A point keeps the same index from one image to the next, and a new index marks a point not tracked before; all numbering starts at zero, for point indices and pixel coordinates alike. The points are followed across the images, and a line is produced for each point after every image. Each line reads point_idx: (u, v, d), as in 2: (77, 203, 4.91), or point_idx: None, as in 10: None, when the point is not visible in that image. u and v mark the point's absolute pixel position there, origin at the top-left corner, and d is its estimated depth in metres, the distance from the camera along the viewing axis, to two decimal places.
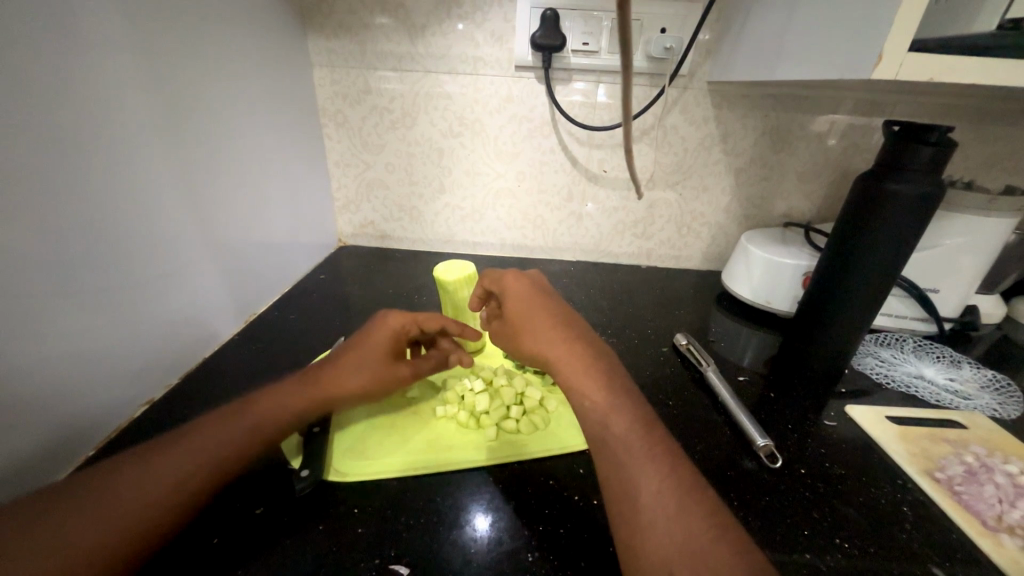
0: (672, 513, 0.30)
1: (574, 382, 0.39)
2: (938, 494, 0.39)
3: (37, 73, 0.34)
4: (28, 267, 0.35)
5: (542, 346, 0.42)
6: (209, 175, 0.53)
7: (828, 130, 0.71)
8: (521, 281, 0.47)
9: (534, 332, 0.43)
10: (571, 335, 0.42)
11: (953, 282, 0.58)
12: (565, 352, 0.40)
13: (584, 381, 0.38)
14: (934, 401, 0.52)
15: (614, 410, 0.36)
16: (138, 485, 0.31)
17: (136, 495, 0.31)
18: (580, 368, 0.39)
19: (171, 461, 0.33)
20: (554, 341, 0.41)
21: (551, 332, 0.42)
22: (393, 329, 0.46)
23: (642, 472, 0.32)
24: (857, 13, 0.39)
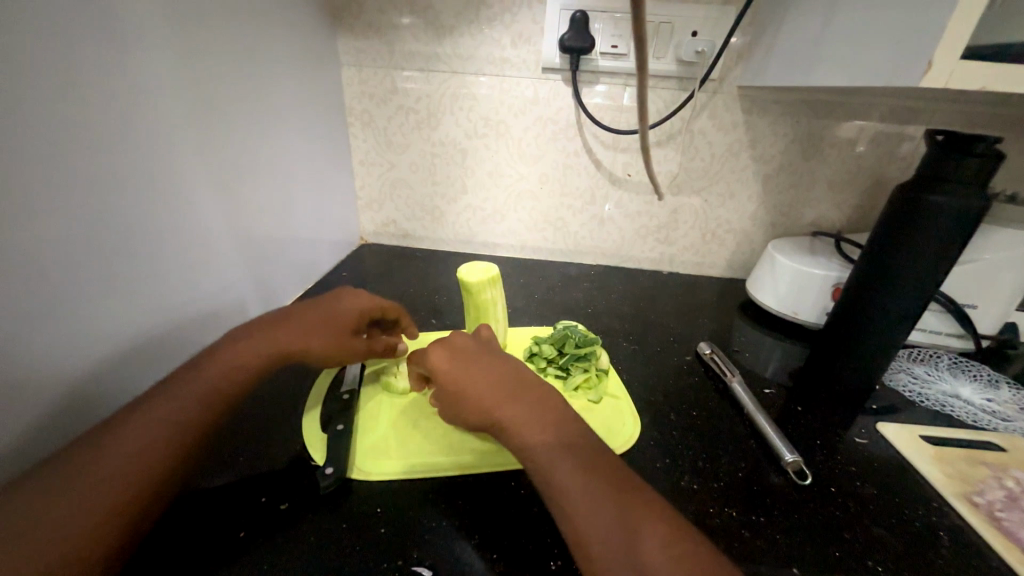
0: (623, 552, 0.29)
1: (508, 423, 0.38)
2: (977, 519, 0.38)
3: (77, 69, 0.35)
4: (66, 258, 0.36)
5: (477, 398, 0.40)
6: (238, 171, 0.54)
7: (862, 138, 0.69)
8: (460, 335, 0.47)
9: (469, 380, 0.41)
10: (503, 374, 0.42)
11: (992, 298, 0.56)
12: (503, 399, 0.39)
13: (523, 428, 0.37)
14: (970, 421, 0.50)
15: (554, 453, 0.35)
16: (107, 459, 0.31)
17: (109, 468, 0.31)
18: (518, 413, 0.38)
19: (134, 433, 0.32)
20: (486, 382, 0.41)
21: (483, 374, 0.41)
22: (363, 305, 0.49)
23: (591, 516, 0.31)
24: (902, 20, 0.38)
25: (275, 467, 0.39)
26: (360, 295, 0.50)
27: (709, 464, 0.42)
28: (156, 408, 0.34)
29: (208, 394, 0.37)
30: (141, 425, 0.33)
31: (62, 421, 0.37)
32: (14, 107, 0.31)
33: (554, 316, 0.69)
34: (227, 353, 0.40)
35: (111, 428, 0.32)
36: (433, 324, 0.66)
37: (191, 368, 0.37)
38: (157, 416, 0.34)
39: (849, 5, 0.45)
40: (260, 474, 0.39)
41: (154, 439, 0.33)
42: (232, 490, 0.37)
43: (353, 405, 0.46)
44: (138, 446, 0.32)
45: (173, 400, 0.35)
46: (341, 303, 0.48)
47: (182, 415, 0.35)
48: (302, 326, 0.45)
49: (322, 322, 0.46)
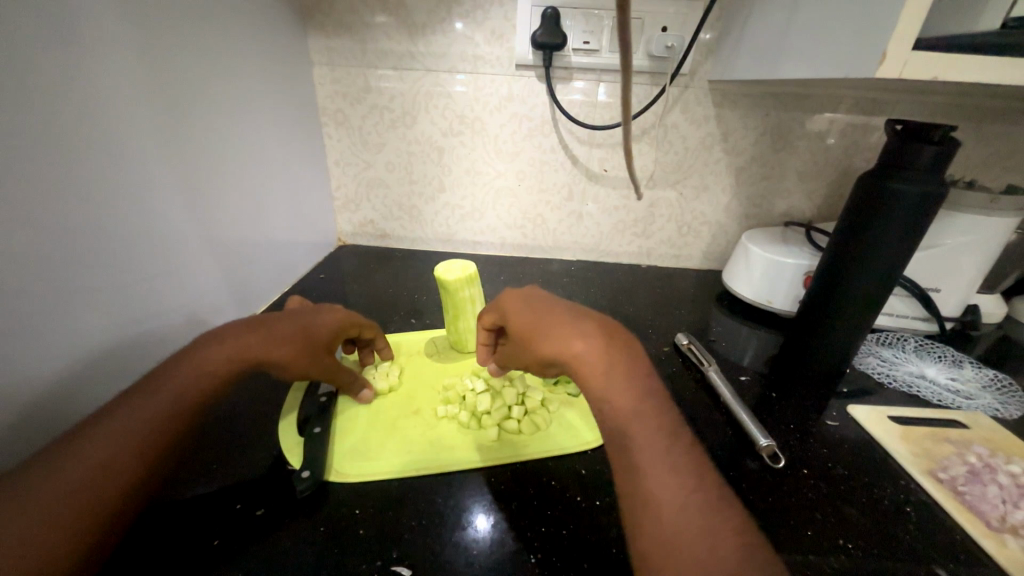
0: (691, 511, 0.29)
1: (591, 376, 0.37)
2: (941, 494, 0.39)
3: (36, 72, 0.34)
4: (24, 267, 0.34)
5: (562, 347, 0.38)
6: (209, 175, 0.53)
7: (829, 130, 0.71)
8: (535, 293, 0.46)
9: (551, 331, 0.40)
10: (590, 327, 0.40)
11: (954, 281, 0.58)
12: (588, 352, 0.38)
13: (608, 381, 0.36)
14: (936, 401, 0.51)
15: (638, 413, 0.34)
16: (68, 473, 0.30)
17: (72, 483, 0.29)
18: (603, 367, 0.37)
19: (97, 445, 0.31)
20: (569, 334, 0.39)
21: (562, 328, 0.40)
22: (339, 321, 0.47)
23: (664, 472, 0.31)
24: (860, 14, 0.39)
25: (251, 474, 0.39)
26: (338, 310, 0.48)
27: None
28: (125, 417, 0.33)
29: (176, 402, 0.35)
30: (108, 436, 0.32)
31: (22, 434, 0.36)
32: None
33: None
34: (195, 360, 0.38)
35: (77, 440, 0.31)
36: (413, 324, 0.66)
37: (158, 375, 0.36)
38: (124, 426, 0.33)
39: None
40: (234, 482, 0.38)
41: (121, 450, 0.32)
42: (206, 499, 0.36)
43: (330, 409, 0.45)
44: (101, 458, 0.31)
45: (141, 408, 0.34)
46: (318, 316, 0.46)
47: (149, 425, 0.34)
48: (276, 333, 0.42)
49: (295, 331, 0.43)
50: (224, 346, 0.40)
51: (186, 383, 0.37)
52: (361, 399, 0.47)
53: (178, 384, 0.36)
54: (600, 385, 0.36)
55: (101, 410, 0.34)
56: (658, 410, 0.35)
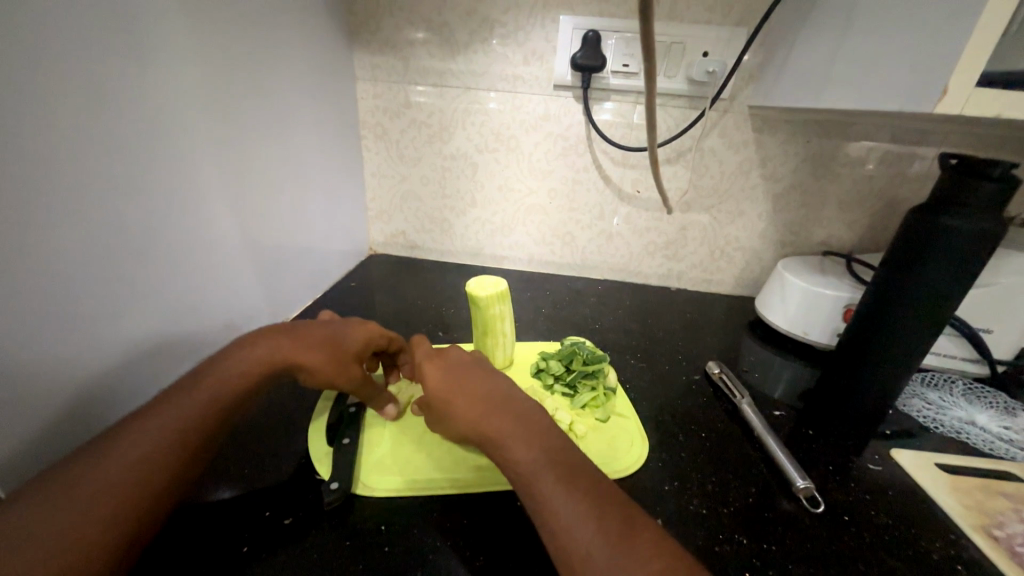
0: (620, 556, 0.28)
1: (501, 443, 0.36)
2: (994, 553, 0.37)
3: (101, 84, 0.36)
4: (81, 265, 0.36)
5: (469, 412, 0.39)
6: (253, 183, 0.55)
7: (874, 159, 0.69)
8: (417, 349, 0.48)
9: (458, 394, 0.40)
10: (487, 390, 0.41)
11: (1009, 323, 0.55)
12: (493, 414, 0.38)
13: (509, 438, 0.36)
14: (987, 450, 0.48)
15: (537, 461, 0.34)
16: (105, 469, 0.31)
17: (109, 477, 0.31)
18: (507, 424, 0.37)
19: (132, 443, 0.32)
20: (473, 401, 0.40)
21: (465, 395, 0.41)
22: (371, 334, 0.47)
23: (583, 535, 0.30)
24: (915, 47, 0.38)
25: (280, 481, 0.39)
26: (372, 325, 0.49)
27: (718, 488, 0.42)
28: (161, 416, 0.34)
29: (208, 404, 0.36)
30: (145, 434, 0.33)
31: (70, 428, 0.37)
32: (38, 121, 0.32)
33: (560, 331, 0.69)
34: (230, 364, 0.39)
35: (117, 436, 0.33)
36: (440, 337, 0.66)
37: (195, 376, 0.38)
38: (161, 426, 0.34)
39: (862, 30, 0.45)
40: (264, 487, 0.39)
41: (157, 449, 0.33)
42: (236, 504, 0.37)
43: (357, 418, 0.45)
44: (137, 455, 0.32)
45: (177, 409, 0.35)
46: (352, 328, 0.47)
47: (182, 424, 0.35)
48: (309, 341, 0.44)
49: (326, 341, 0.44)
50: (259, 349, 0.41)
51: (220, 386, 0.38)
52: (384, 414, 0.46)
53: (213, 388, 0.37)
54: (506, 443, 0.36)
55: (140, 409, 0.35)
56: (561, 453, 0.35)
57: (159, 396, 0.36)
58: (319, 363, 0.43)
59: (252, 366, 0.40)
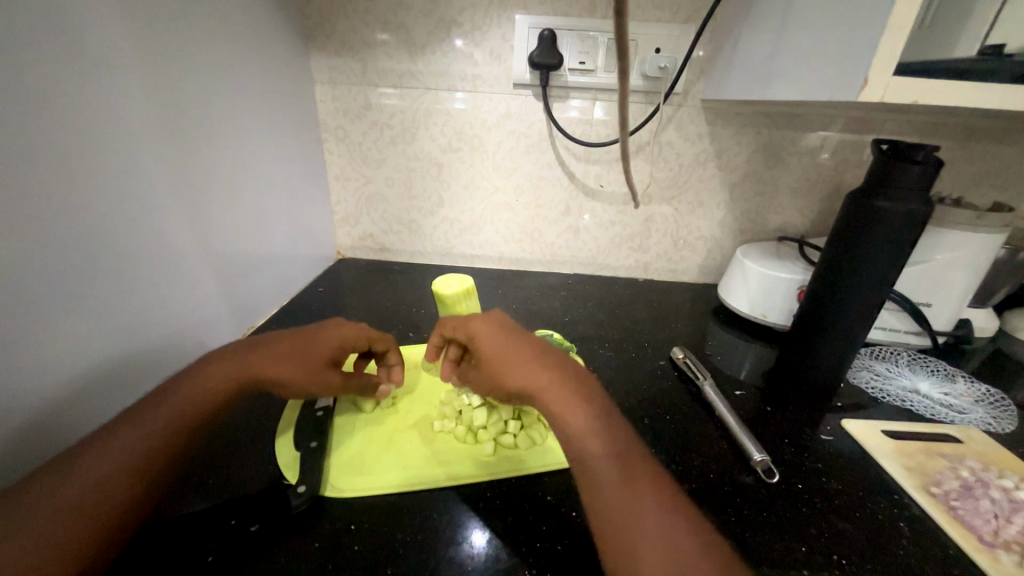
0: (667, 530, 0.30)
1: (558, 412, 0.37)
2: (933, 508, 0.40)
3: (45, 92, 0.35)
4: (32, 280, 0.35)
5: (525, 379, 0.40)
6: (211, 190, 0.54)
7: (820, 147, 0.72)
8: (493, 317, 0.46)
9: (515, 362, 0.41)
10: (554, 361, 0.41)
11: (946, 296, 0.58)
12: (551, 382, 0.39)
13: (568, 410, 0.37)
14: (929, 415, 0.52)
15: (595, 435, 0.35)
16: (63, 493, 0.30)
17: (73, 493, 0.30)
18: (566, 395, 0.38)
19: (94, 463, 0.31)
20: (536, 369, 0.40)
21: (528, 364, 0.40)
22: (342, 337, 0.46)
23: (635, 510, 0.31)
24: (841, 40, 0.40)
25: (246, 489, 0.39)
26: (340, 325, 0.47)
27: (682, 466, 0.43)
28: (124, 435, 0.33)
29: (175, 420, 0.36)
30: (108, 453, 0.32)
31: (20, 452, 0.36)
32: None
33: (531, 325, 0.70)
34: (191, 378, 0.39)
35: (76, 457, 0.31)
36: (411, 337, 0.66)
37: (164, 391, 0.37)
38: (124, 445, 0.33)
39: (797, 25, 0.48)
40: (229, 497, 0.38)
41: (120, 468, 0.32)
42: (201, 514, 0.36)
43: (325, 422, 0.45)
44: (100, 475, 0.31)
45: (141, 426, 0.34)
46: (319, 332, 0.45)
47: (151, 439, 0.34)
48: (274, 354, 0.42)
49: (294, 352, 0.43)
50: (227, 362, 0.40)
51: (184, 401, 0.37)
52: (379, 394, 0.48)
53: (178, 403, 0.37)
54: (565, 415, 0.37)
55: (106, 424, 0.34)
56: (617, 439, 0.36)
57: (121, 414, 0.35)
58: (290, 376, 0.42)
59: (221, 376, 0.39)
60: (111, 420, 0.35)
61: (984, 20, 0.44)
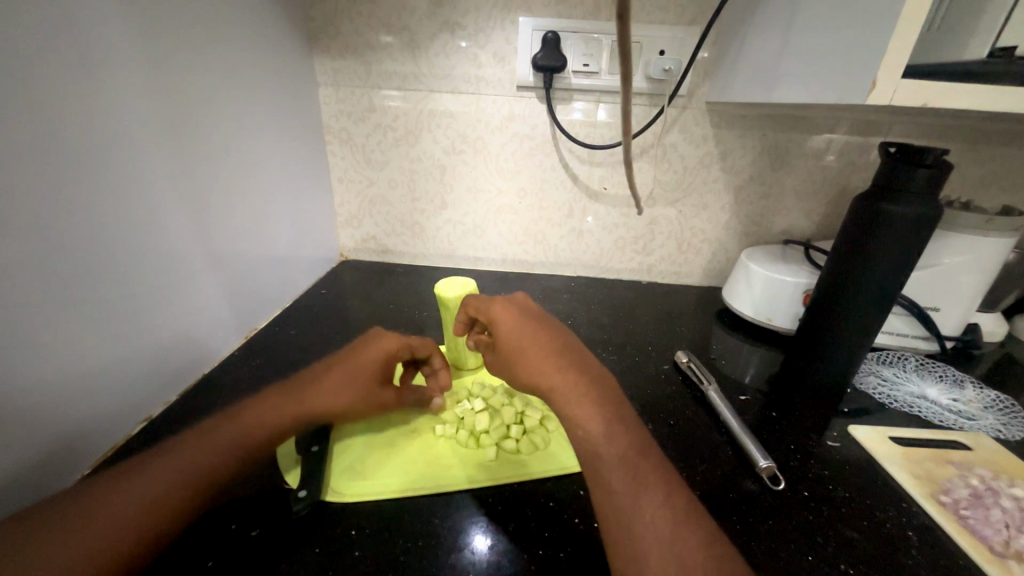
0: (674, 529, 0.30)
1: (571, 409, 0.37)
2: (943, 518, 0.39)
3: (51, 96, 0.35)
4: (35, 283, 0.35)
5: (539, 377, 0.40)
6: (216, 193, 0.55)
7: (826, 149, 0.72)
8: (510, 304, 0.46)
9: (530, 359, 0.41)
10: (570, 357, 0.41)
11: (953, 300, 0.58)
12: (564, 379, 0.39)
13: (580, 410, 0.37)
14: (937, 421, 0.51)
15: (607, 434, 0.35)
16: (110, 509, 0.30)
17: (109, 519, 0.30)
18: (579, 395, 0.38)
19: (144, 482, 0.32)
20: (551, 365, 0.40)
21: (543, 360, 0.40)
22: (382, 355, 0.46)
23: (641, 509, 0.31)
24: (850, 42, 0.40)
25: (247, 492, 0.38)
26: (380, 341, 0.47)
27: (686, 472, 0.43)
28: (174, 458, 0.34)
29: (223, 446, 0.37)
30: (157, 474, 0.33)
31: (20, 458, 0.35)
32: None
33: None
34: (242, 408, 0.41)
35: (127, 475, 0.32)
36: None
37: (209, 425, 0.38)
38: (172, 469, 0.34)
39: (803, 27, 0.48)
40: (229, 501, 0.38)
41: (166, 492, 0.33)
42: (201, 519, 0.36)
43: (327, 425, 0.45)
44: (149, 497, 0.32)
45: (192, 452, 0.35)
46: (359, 356, 0.46)
47: (188, 473, 0.34)
48: (324, 390, 0.44)
49: (341, 380, 0.45)
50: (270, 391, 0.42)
51: (234, 430, 0.38)
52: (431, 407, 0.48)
53: (228, 432, 0.38)
54: (576, 415, 0.37)
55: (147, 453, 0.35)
56: (629, 437, 0.36)
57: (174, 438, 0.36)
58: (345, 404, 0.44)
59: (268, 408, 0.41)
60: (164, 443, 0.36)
61: (995, 20, 0.43)
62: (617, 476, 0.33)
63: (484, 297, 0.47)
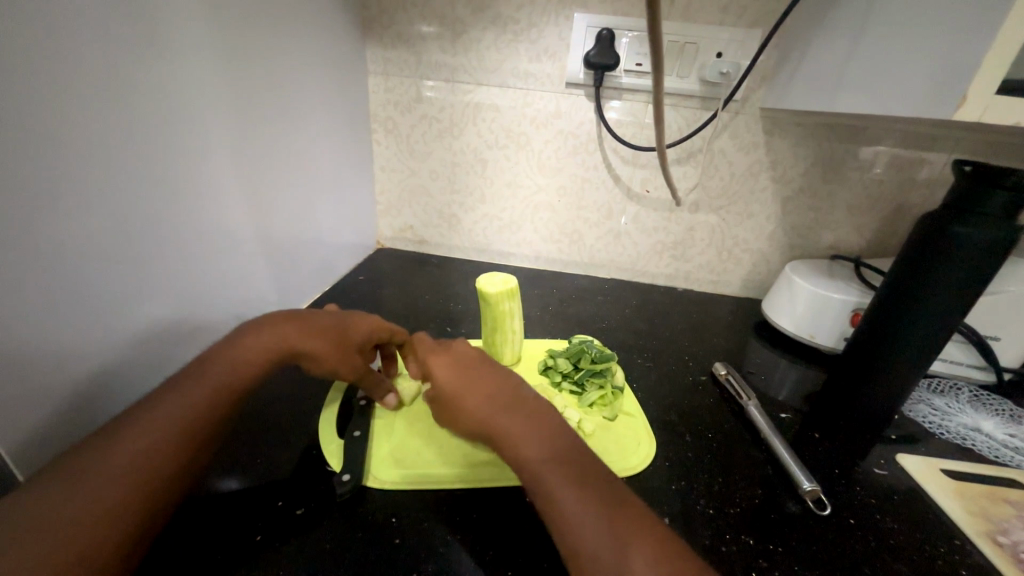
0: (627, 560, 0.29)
1: (508, 445, 0.36)
2: (1000, 559, 0.37)
3: (122, 75, 0.37)
4: (99, 254, 0.37)
5: (476, 415, 0.39)
6: (267, 176, 0.56)
7: (885, 164, 0.69)
8: (435, 344, 0.47)
9: (469, 400, 0.40)
10: (501, 387, 0.40)
11: (1017, 331, 0.55)
12: (498, 412, 0.38)
13: (518, 444, 0.36)
14: (992, 457, 0.49)
15: (545, 464, 0.34)
16: (118, 458, 0.31)
17: (113, 469, 0.30)
18: (518, 428, 0.37)
19: (145, 429, 0.33)
20: (480, 399, 0.39)
21: (475, 394, 0.40)
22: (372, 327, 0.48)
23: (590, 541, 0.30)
24: (935, 53, 0.38)
25: (291, 472, 0.40)
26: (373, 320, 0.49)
27: (726, 488, 0.42)
28: (170, 403, 0.34)
29: (216, 392, 0.36)
30: (153, 421, 0.33)
31: (79, 420, 0.37)
32: (70, 113, 0.33)
33: (567, 329, 0.69)
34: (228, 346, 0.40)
35: (126, 424, 0.33)
36: (448, 332, 0.67)
37: (196, 365, 0.37)
38: (169, 416, 0.34)
39: (879, 35, 0.45)
40: (274, 479, 0.39)
41: (166, 438, 0.33)
42: (248, 494, 0.37)
43: (367, 411, 0.46)
44: (148, 443, 0.32)
45: (188, 398, 0.35)
46: (353, 322, 0.47)
47: (179, 414, 0.34)
48: (308, 329, 0.44)
49: (328, 330, 0.45)
50: (267, 335, 0.41)
51: (223, 374, 0.38)
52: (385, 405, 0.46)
53: (217, 376, 0.37)
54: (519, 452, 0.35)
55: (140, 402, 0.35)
56: (569, 461, 0.34)
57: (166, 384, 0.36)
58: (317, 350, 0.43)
59: (250, 354, 0.40)
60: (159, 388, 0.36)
61: None
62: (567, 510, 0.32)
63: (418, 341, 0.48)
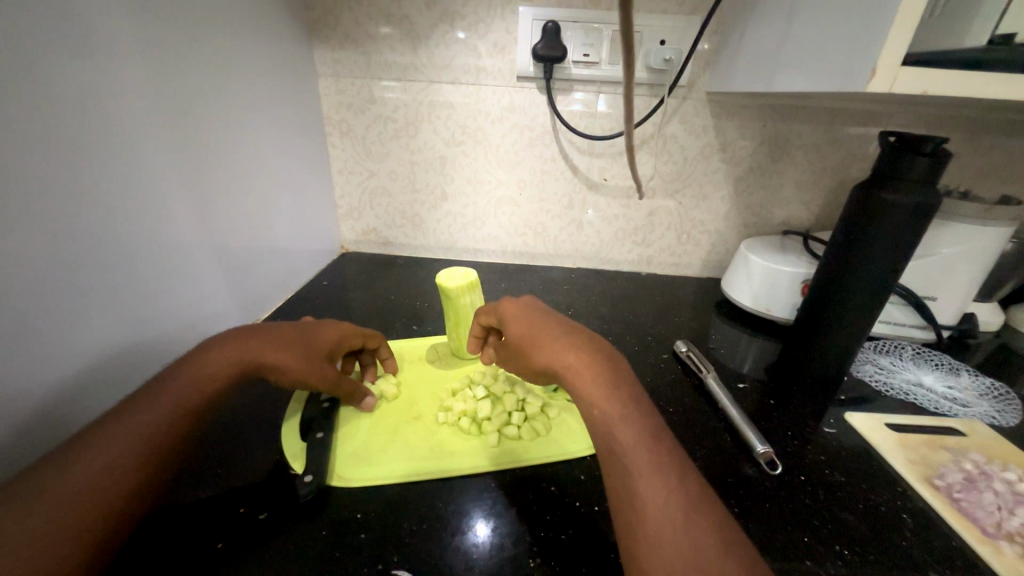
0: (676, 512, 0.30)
1: (586, 393, 0.37)
2: (936, 500, 0.40)
3: (48, 85, 0.35)
4: (38, 274, 0.36)
5: (554, 360, 0.40)
6: (216, 185, 0.55)
7: (827, 140, 0.72)
8: (524, 303, 0.47)
9: (540, 344, 0.41)
10: (583, 343, 0.41)
11: (951, 290, 0.58)
12: (579, 365, 0.39)
13: (596, 394, 0.37)
14: (932, 408, 0.52)
15: (625, 419, 0.35)
16: (72, 477, 0.30)
17: (68, 489, 0.29)
18: (591, 375, 0.38)
19: (103, 448, 0.32)
20: (564, 349, 0.40)
21: (559, 344, 0.41)
22: (342, 334, 0.47)
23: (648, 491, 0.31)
24: (852, 31, 0.40)
25: (254, 479, 0.39)
26: (343, 326, 0.48)
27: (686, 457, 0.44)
28: (129, 420, 0.33)
29: (178, 406, 0.36)
30: (114, 438, 0.32)
31: (24, 443, 0.36)
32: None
33: None
34: (195, 360, 0.39)
35: (81, 443, 0.32)
36: (415, 331, 0.67)
37: (162, 379, 0.37)
38: (129, 432, 0.33)
39: (804, 16, 0.47)
40: (237, 487, 0.38)
41: (125, 456, 0.32)
42: (209, 504, 0.37)
43: (331, 412, 0.45)
44: (105, 460, 0.31)
45: (150, 414, 0.34)
46: (321, 330, 0.46)
47: (145, 428, 0.33)
48: (276, 340, 0.42)
49: (296, 340, 0.43)
50: (230, 348, 0.40)
51: (187, 388, 0.37)
52: (363, 408, 0.47)
53: (180, 391, 0.36)
54: (590, 396, 0.37)
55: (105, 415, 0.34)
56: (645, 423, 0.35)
57: (126, 401, 0.35)
58: (288, 363, 0.42)
59: (214, 368, 0.39)
60: (117, 406, 0.35)
61: (997, 9, 0.43)
62: (631, 456, 0.33)
63: (494, 303, 0.49)
